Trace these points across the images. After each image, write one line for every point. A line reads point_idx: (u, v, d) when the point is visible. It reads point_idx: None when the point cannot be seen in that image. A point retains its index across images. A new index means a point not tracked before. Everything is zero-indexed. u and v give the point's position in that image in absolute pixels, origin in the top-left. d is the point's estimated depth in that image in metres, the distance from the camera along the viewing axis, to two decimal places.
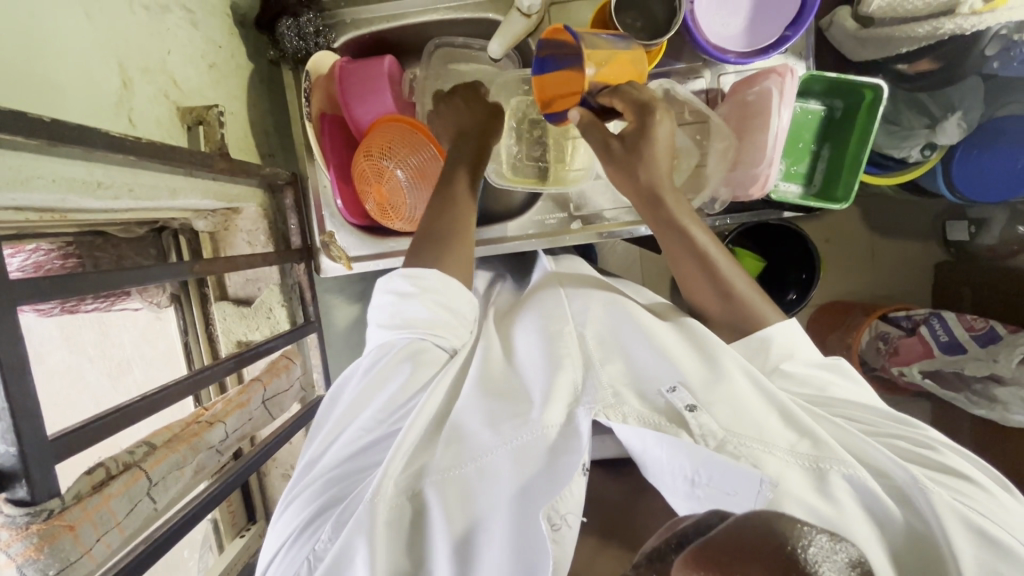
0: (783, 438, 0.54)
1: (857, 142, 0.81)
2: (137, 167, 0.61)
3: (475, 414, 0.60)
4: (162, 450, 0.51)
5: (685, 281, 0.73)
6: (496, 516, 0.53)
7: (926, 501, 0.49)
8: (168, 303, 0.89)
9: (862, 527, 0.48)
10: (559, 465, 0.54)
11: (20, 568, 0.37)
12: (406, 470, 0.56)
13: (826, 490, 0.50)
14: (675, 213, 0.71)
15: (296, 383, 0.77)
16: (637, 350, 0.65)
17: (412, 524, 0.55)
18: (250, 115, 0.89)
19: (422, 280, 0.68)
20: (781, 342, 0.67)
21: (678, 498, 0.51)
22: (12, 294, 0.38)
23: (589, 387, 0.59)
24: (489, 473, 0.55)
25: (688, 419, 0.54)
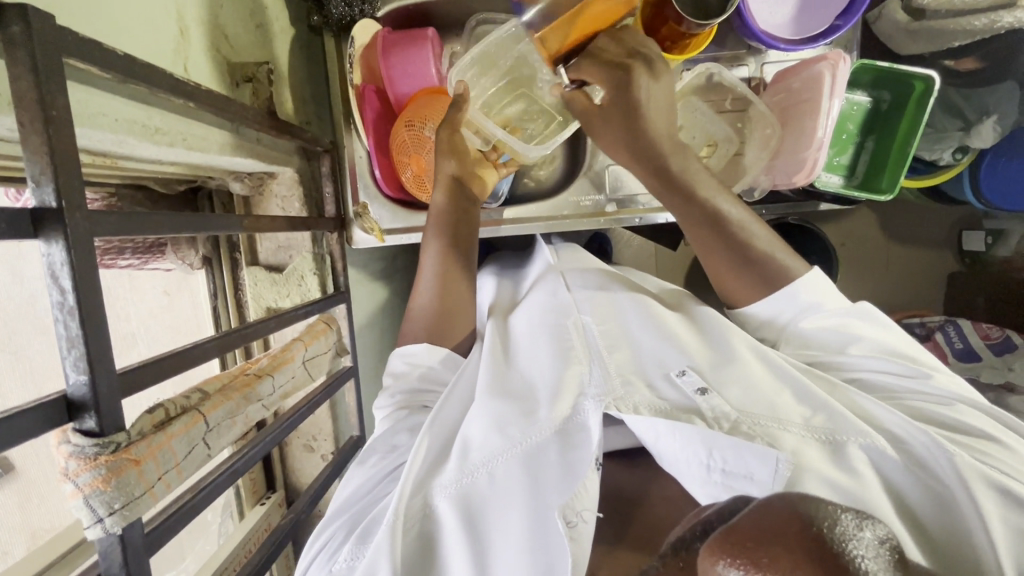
0: (796, 414, 0.56)
1: (903, 136, 0.81)
2: (191, 116, 0.60)
3: (480, 418, 0.59)
4: (217, 397, 0.50)
5: (705, 254, 0.70)
6: (512, 519, 0.54)
7: (947, 461, 0.51)
8: (200, 265, 0.88)
9: (883, 495, 0.51)
10: (570, 459, 0.55)
11: (86, 500, 0.37)
12: (417, 491, 0.57)
13: (843, 461, 0.52)
14: (690, 174, 0.69)
15: (334, 347, 0.77)
16: (641, 339, 0.66)
17: (427, 545, 0.55)
18: (292, 79, 0.88)
19: (411, 355, 0.72)
20: (807, 296, 0.66)
21: (695, 485, 0.52)
22: (87, 224, 0.37)
23: (596, 376, 0.60)
24: (500, 475, 0.55)
25: (700, 402, 0.57)
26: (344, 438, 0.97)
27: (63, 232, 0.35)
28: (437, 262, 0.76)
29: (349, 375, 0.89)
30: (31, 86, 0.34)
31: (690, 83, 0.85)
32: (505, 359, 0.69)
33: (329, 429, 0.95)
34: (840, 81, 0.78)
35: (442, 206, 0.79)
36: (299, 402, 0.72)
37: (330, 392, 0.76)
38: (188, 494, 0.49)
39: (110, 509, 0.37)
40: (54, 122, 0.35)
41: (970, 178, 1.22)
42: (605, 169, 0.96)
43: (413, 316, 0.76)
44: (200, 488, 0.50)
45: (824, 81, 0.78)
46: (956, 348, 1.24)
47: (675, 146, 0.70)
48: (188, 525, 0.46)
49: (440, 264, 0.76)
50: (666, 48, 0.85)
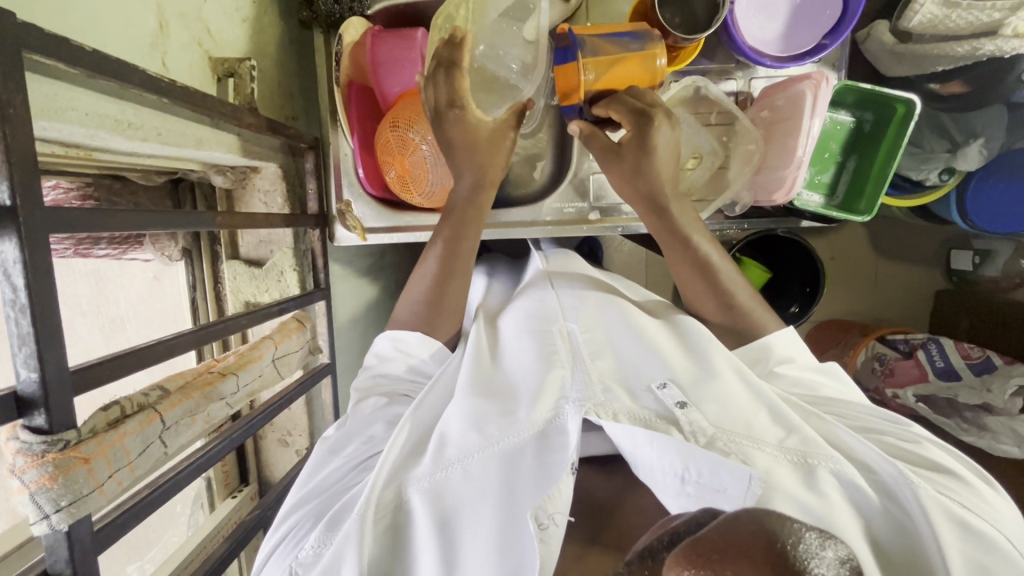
0: (772, 434, 0.57)
1: (885, 158, 0.82)
2: (167, 111, 0.60)
3: (460, 416, 0.60)
4: (177, 395, 0.50)
5: (688, 292, 0.75)
6: (481, 521, 0.54)
7: (913, 493, 0.51)
8: (179, 257, 0.87)
9: (849, 521, 0.50)
10: (547, 462, 0.55)
11: (32, 496, 0.37)
12: (390, 484, 0.57)
13: (813, 483, 0.52)
14: (679, 218, 0.75)
15: (305, 346, 0.76)
16: (624, 348, 0.66)
17: (397, 535, 0.57)
18: (279, 74, 0.88)
19: (404, 343, 0.72)
20: (781, 348, 0.70)
21: (669, 496, 0.53)
22: (42, 222, 0.37)
23: (578, 382, 0.60)
24: (475, 474, 0.56)
25: (678, 416, 0.56)
26: (318, 435, 0.97)
27: (15, 229, 0.36)
28: (442, 255, 0.75)
29: (325, 372, 0.90)
30: None
31: (676, 96, 0.86)
32: (488, 363, 0.69)
33: (303, 424, 0.95)
34: (822, 98, 0.78)
35: (464, 196, 0.78)
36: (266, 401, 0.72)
37: (302, 389, 0.76)
38: (145, 491, 0.49)
39: (57, 507, 0.38)
40: (10, 119, 0.35)
41: (956, 199, 1.23)
42: (590, 177, 0.97)
43: (403, 307, 0.76)
44: (156, 485, 0.50)
45: (806, 99, 0.79)
46: (937, 366, 1.23)
47: (677, 192, 0.77)
48: (145, 520, 0.47)
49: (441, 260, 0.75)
50: None
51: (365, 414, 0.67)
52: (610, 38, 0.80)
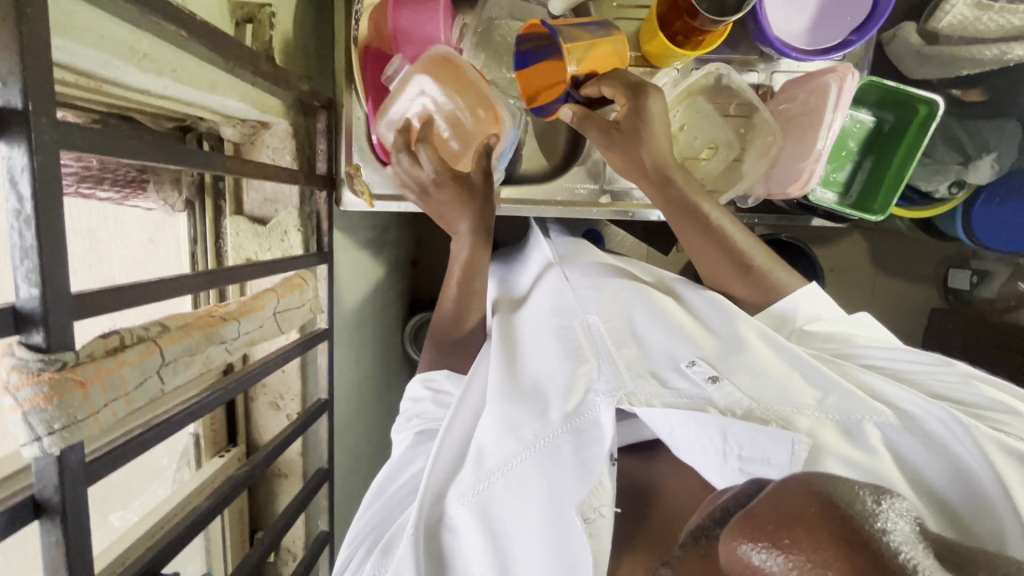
0: (809, 396, 0.63)
1: (904, 157, 0.82)
2: (184, 47, 0.58)
3: (495, 424, 0.68)
4: (178, 332, 0.48)
5: (717, 278, 0.81)
6: (531, 512, 0.63)
7: (961, 430, 0.56)
8: (182, 208, 0.86)
9: (898, 470, 0.56)
10: (589, 456, 0.63)
11: (24, 416, 0.35)
12: (433, 503, 0.68)
13: (859, 441, 0.58)
14: (687, 190, 0.80)
15: (308, 304, 0.73)
16: (650, 335, 0.74)
17: (450, 550, 0.66)
18: (298, 30, 0.86)
19: (432, 382, 0.82)
20: (807, 308, 0.76)
21: (715, 472, 0.56)
22: (54, 132, 0.36)
23: (605, 374, 0.68)
24: (517, 475, 0.64)
25: (713, 390, 0.63)
26: (310, 400, 0.95)
27: (27, 137, 0.34)
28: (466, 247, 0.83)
29: (323, 337, 0.89)
30: None
31: (697, 83, 0.85)
32: (518, 358, 0.77)
33: (297, 389, 0.94)
34: (850, 91, 0.78)
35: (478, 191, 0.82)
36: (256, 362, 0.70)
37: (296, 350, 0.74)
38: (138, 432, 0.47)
39: (50, 429, 0.36)
40: (29, 21, 0.33)
41: (962, 216, 1.26)
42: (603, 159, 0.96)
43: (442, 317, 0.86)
44: (151, 427, 0.49)
45: (830, 91, 0.78)
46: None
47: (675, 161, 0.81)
48: (133, 459, 0.46)
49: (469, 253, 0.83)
50: (680, 43, 0.85)
51: (406, 451, 0.78)
52: (580, 26, 0.81)
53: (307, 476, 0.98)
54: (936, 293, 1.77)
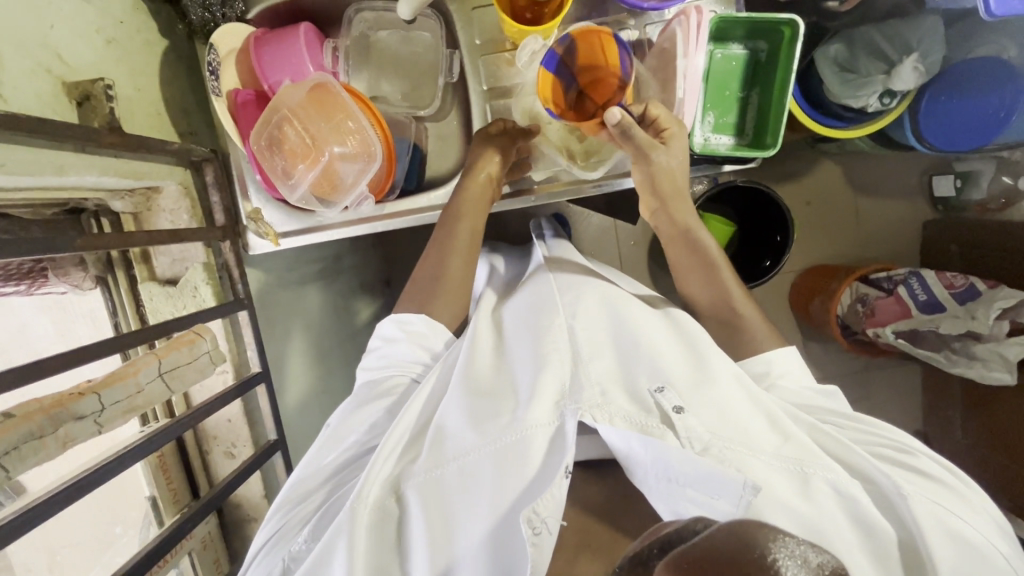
0: (769, 444, 0.61)
1: (782, 85, 0.77)
2: (7, 141, 0.60)
3: (461, 416, 0.69)
4: (16, 420, 0.50)
5: (681, 273, 0.88)
6: (477, 510, 0.62)
7: (907, 507, 0.57)
8: (92, 285, 0.89)
9: (840, 527, 0.56)
10: (545, 463, 0.62)
11: None
12: (388, 484, 0.67)
13: (810, 492, 0.57)
14: (681, 215, 0.84)
15: (204, 357, 0.72)
16: (625, 354, 0.72)
17: (388, 532, 0.65)
18: (166, 91, 0.88)
19: (408, 325, 0.85)
20: (780, 364, 0.76)
21: (659, 497, 0.58)
22: None
23: (577, 387, 0.67)
24: (469, 471, 0.64)
25: (674, 420, 0.61)
26: (262, 442, 0.97)
27: None
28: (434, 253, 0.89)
29: (256, 381, 0.91)
30: None
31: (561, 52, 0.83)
32: (488, 363, 0.78)
33: (245, 435, 0.96)
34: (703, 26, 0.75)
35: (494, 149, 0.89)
36: (154, 430, 0.73)
37: (196, 414, 0.75)
38: None
39: None
40: None
41: (909, 120, 1.18)
42: None
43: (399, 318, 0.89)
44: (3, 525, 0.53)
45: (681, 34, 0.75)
46: (919, 299, 1.34)
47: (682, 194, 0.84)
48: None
49: (434, 251, 0.89)
50: (530, 21, 0.85)
51: (368, 418, 0.76)
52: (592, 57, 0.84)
53: None
54: (924, 207, 1.68)
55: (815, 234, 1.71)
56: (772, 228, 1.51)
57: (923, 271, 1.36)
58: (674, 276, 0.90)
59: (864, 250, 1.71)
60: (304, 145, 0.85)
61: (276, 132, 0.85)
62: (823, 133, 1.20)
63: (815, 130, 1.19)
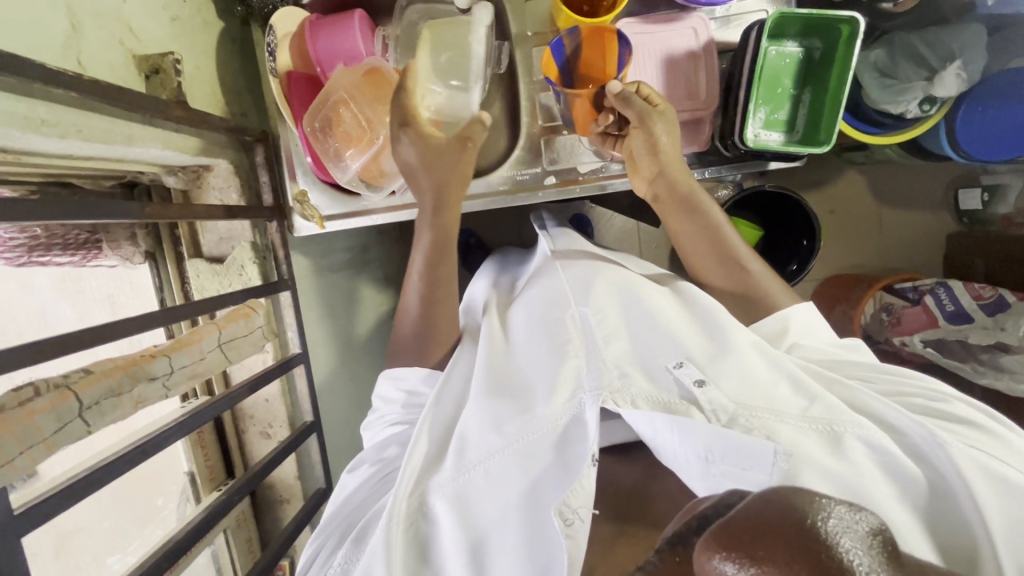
0: (795, 405, 0.61)
1: (838, 82, 0.78)
2: (85, 107, 0.61)
3: (480, 419, 0.67)
4: (96, 375, 0.50)
5: (696, 265, 0.88)
6: (509, 502, 0.63)
7: (941, 451, 0.55)
8: (142, 259, 0.90)
9: (877, 484, 0.54)
10: (568, 455, 0.62)
11: None
12: (414, 491, 0.66)
13: (841, 450, 0.56)
14: (692, 190, 0.85)
15: (257, 332, 0.75)
16: (638, 329, 0.71)
17: (426, 539, 0.65)
18: (222, 71, 0.89)
19: (399, 379, 0.81)
20: (798, 320, 0.77)
21: (696, 478, 0.57)
22: None
23: (593, 370, 0.66)
24: (495, 472, 0.64)
25: (698, 396, 0.61)
26: (298, 424, 0.98)
27: None
28: (429, 242, 0.83)
29: (296, 361, 0.91)
30: None
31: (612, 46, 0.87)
32: (503, 348, 0.76)
33: (283, 415, 0.97)
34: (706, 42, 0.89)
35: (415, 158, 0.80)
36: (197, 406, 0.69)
37: (244, 389, 0.75)
38: (67, 485, 0.50)
39: None
40: None
41: (945, 131, 1.17)
42: (544, 141, 0.95)
43: (402, 324, 0.85)
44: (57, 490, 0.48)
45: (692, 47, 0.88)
46: (946, 310, 1.34)
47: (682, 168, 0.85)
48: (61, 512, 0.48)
49: (430, 244, 0.83)
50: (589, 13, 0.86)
51: (382, 437, 0.80)
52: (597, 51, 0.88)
53: (308, 497, 1.00)
54: (949, 220, 1.68)
55: (839, 242, 1.72)
56: (799, 232, 1.51)
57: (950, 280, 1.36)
58: (688, 266, 0.90)
59: (889, 260, 1.71)
60: (356, 127, 0.86)
61: (330, 111, 0.86)
62: (859, 138, 1.20)
63: (852, 135, 1.18)
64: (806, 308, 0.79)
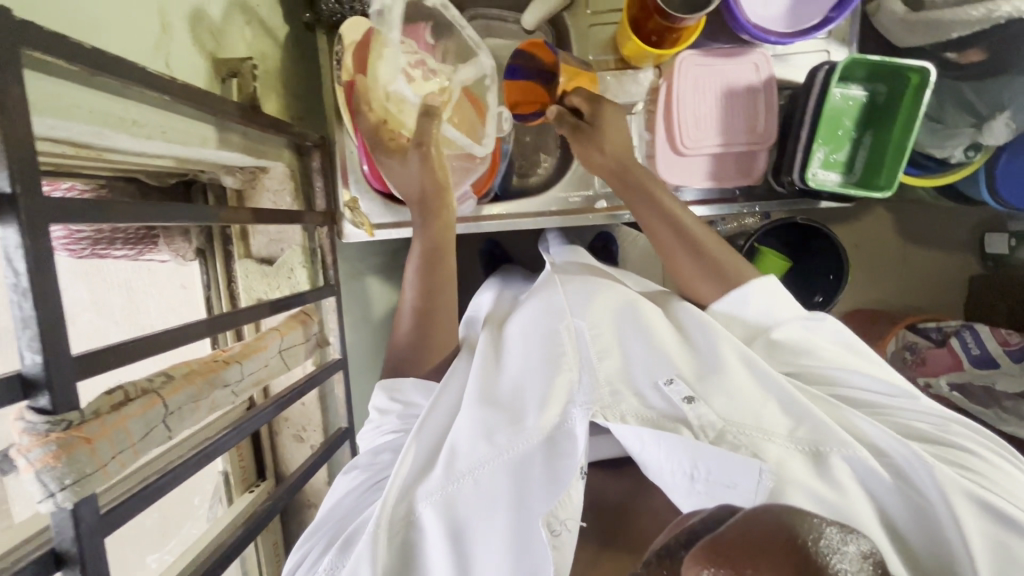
0: (781, 424, 0.58)
1: (903, 127, 0.79)
2: (169, 109, 0.62)
3: (471, 429, 0.61)
4: (182, 380, 0.51)
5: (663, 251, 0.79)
6: (495, 518, 0.57)
7: (929, 476, 0.52)
8: (193, 256, 0.90)
9: (865, 507, 0.52)
10: (557, 469, 0.57)
11: (38, 475, 0.37)
12: (401, 501, 0.59)
13: (826, 473, 0.54)
14: (641, 174, 0.81)
15: (313, 339, 0.76)
16: (633, 347, 0.66)
17: (410, 552, 0.59)
18: (285, 75, 0.90)
19: (398, 392, 0.73)
20: (755, 301, 0.71)
21: (680, 496, 0.54)
22: (50, 214, 0.39)
23: (585, 384, 0.61)
24: (484, 486, 0.57)
25: (685, 411, 0.57)
26: (331, 429, 0.98)
27: (15, 214, 0.37)
28: (425, 257, 0.79)
29: (337, 367, 0.91)
30: None
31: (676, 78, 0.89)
32: (494, 361, 0.71)
33: (317, 420, 0.97)
34: (768, 75, 0.89)
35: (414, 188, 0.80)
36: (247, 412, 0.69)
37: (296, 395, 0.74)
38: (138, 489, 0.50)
39: (62, 485, 0.38)
40: (7, 107, 0.36)
41: (985, 178, 1.17)
42: None
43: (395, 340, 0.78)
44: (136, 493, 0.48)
45: (750, 79, 0.89)
46: (972, 353, 1.32)
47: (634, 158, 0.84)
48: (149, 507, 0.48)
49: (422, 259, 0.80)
50: (654, 43, 0.85)
51: (374, 444, 0.73)
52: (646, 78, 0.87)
53: None
54: (974, 262, 1.69)
55: (865, 278, 1.72)
56: (826, 268, 1.51)
57: (977, 323, 1.35)
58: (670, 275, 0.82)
59: (912, 298, 1.72)
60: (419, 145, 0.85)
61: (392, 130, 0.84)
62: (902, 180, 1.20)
63: None
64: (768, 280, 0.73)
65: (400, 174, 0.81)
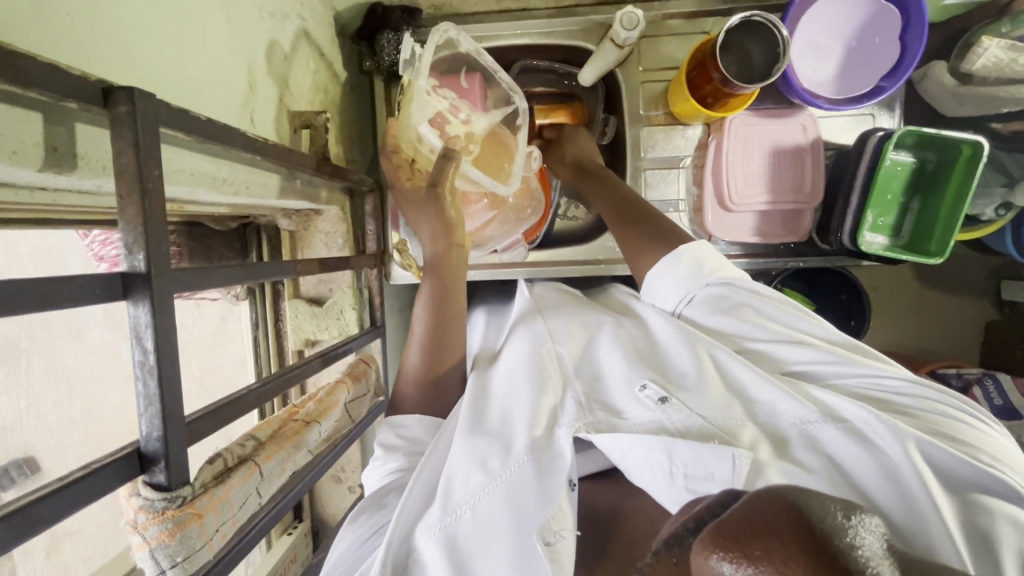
0: (747, 408, 0.57)
1: (954, 197, 0.81)
2: (253, 164, 0.63)
3: (462, 455, 0.57)
4: (270, 446, 0.53)
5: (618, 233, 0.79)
6: (496, 539, 0.53)
7: (886, 430, 0.52)
8: (244, 294, 0.91)
9: (840, 483, 0.51)
10: (546, 482, 0.54)
11: (152, 552, 0.39)
12: (403, 543, 0.55)
13: (793, 454, 0.53)
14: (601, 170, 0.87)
15: (373, 386, 0.78)
16: (608, 362, 0.64)
17: None
18: (343, 119, 0.92)
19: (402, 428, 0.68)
20: (690, 255, 0.71)
21: (663, 495, 0.52)
22: (174, 290, 0.40)
23: (570, 406, 0.59)
24: (481, 508, 0.54)
25: (663, 414, 0.56)
26: None
27: (149, 294, 0.37)
28: (432, 292, 0.76)
29: None
30: (132, 162, 0.37)
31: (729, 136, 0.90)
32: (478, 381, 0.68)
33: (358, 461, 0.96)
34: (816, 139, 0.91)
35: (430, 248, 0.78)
36: None
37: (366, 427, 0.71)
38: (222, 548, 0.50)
39: (173, 562, 0.40)
40: (149, 191, 0.37)
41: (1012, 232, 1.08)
42: None
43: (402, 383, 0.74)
44: (222, 556, 0.44)
45: (800, 139, 0.91)
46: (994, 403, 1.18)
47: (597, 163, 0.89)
48: None
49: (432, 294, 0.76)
50: (708, 104, 0.87)
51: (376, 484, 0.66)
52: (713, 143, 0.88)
53: None
54: None
55: None
56: None
57: (1000, 374, 1.22)
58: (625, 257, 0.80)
59: None
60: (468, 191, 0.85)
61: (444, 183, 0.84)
62: None
63: None
64: (700, 245, 0.72)
65: (421, 214, 0.78)
